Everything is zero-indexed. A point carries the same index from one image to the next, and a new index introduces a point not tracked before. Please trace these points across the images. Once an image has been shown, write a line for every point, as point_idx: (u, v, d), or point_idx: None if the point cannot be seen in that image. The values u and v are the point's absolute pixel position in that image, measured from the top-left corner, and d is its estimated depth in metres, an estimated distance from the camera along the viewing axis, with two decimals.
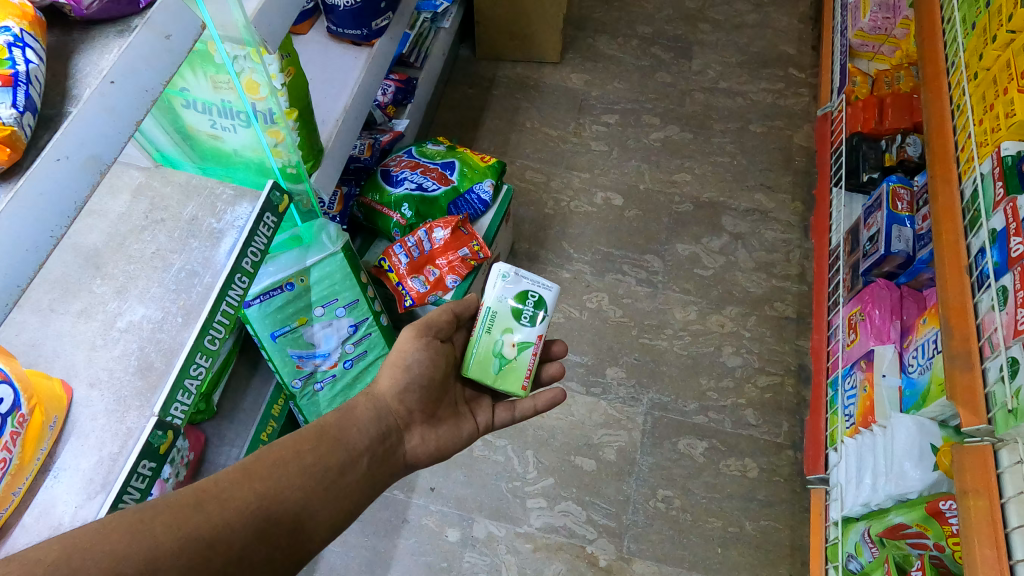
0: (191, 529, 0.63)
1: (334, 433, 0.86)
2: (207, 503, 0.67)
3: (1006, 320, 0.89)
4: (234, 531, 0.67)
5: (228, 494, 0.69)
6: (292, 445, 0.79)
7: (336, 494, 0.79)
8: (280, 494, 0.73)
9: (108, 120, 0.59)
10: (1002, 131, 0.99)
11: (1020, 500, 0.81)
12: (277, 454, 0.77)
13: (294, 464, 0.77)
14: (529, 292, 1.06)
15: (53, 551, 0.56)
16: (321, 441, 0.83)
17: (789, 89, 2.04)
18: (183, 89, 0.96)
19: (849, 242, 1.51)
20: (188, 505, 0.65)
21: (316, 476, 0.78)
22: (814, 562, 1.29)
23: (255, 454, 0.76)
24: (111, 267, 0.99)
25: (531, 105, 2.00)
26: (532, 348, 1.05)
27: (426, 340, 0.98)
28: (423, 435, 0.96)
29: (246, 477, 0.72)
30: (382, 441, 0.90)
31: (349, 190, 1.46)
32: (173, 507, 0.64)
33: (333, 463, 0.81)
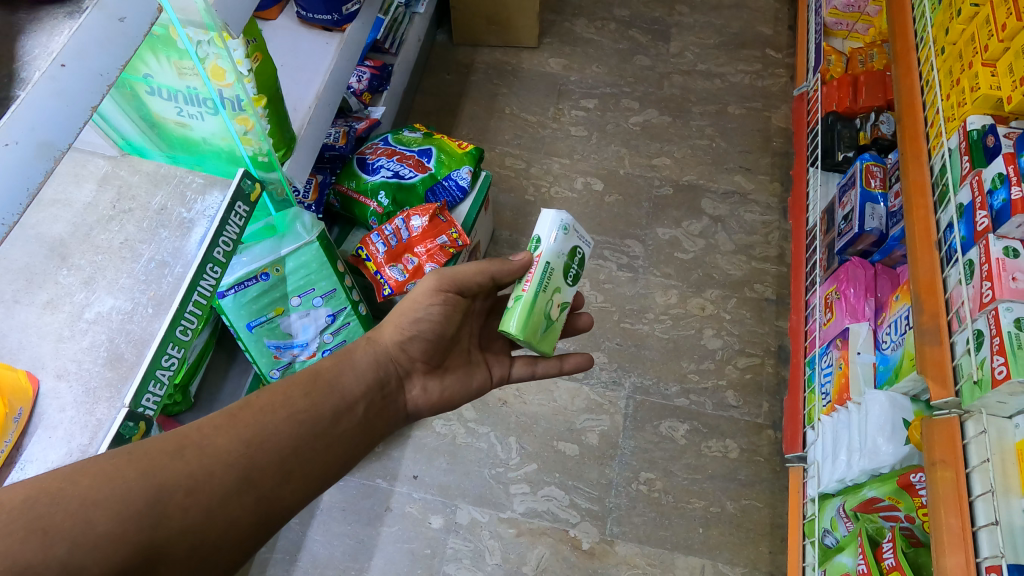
0: (166, 478, 0.64)
1: (329, 378, 0.85)
2: (187, 451, 0.67)
3: (973, 294, 0.90)
4: (214, 478, 0.67)
5: (209, 441, 0.69)
6: (284, 390, 0.78)
7: (328, 442, 0.79)
8: (265, 439, 0.73)
9: (60, 103, 0.57)
10: (969, 105, 0.99)
11: (983, 469, 0.83)
12: (268, 401, 0.76)
13: (283, 409, 0.77)
14: (578, 249, 0.95)
15: (20, 494, 0.57)
16: (314, 391, 0.82)
17: (767, 70, 2.04)
18: (146, 75, 0.95)
19: (825, 221, 1.52)
20: (165, 453, 0.66)
21: (305, 424, 0.78)
22: (792, 538, 1.31)
23: (244, 399, 0.76)
24: (78, 258, 0.98)
25: (509, 90, 1.99)
26: (570, 308, 0.95)
27: (445, 296, 0.93)
28: (425, 385, 0.96)
29: (231, 422, 0.72)
30: (379, 388, 0.90)
31: (324, 178, 1.45)
32: (150, 455, 0.65)
33: (326, 411, 0.81)
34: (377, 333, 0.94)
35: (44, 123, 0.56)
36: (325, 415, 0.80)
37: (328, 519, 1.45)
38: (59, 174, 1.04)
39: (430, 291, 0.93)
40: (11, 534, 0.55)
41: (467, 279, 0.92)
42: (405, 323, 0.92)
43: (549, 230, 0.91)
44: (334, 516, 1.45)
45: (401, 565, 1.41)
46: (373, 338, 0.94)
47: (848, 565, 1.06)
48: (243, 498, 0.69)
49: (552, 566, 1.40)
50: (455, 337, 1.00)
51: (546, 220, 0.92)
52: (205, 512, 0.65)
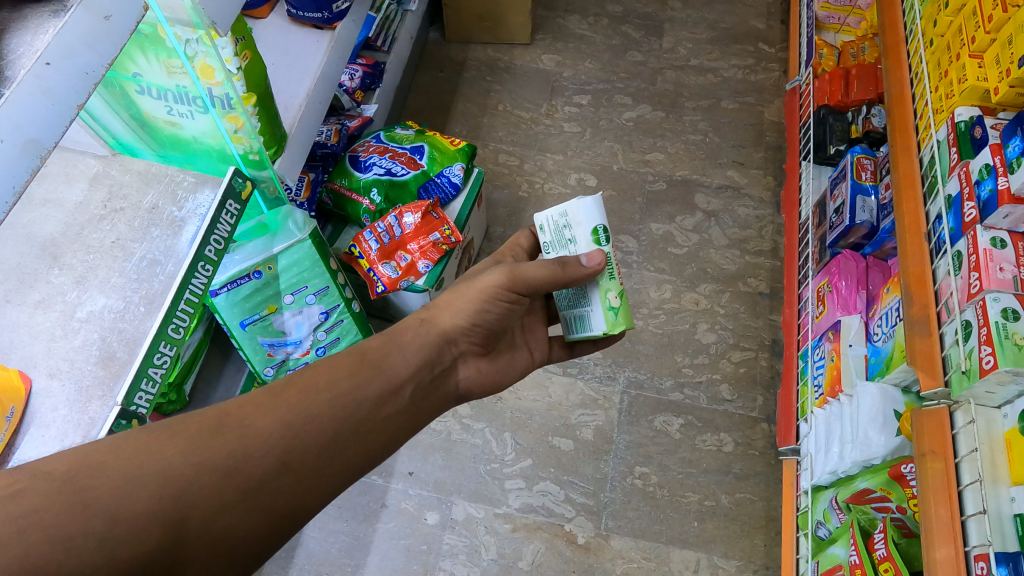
0: (207, 458, 0.61)
1: (377, 358, 0.81)
2: (228, 429, 0.64)
3: (961, 285, 0.90)
4: (254, 462, 0.64)
5: (250, 422, 0.66)
6: (329, 369, 0.75)
7: (367, 431, 0.75)
8: (308, 424, 0.70)
9: (47, 101, 0.57)
10: (956, 97, 1.00)
11: (972, 459, 0.83)
12: (313, 380, 0.73)
13: (327, 390, 0.73)
14: None
15: (61, 467, 0.55)
16: (359, 372, 0.78)
17: (759, 65, 2.04)
18: (135, 74, 0.95)
19: (817, 215, 1.52)
20: (206, 430, 0.63)
21: (350, 407, 0.74)
22: (785, 530, 1.31)
23: (287, 376, 0.73)
24: (69, 257, 0.98)
25: (502, 87, 1.99)
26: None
27: (511, 296, 0.86)
28: (477, 366, 0.95)
29: (273, 403, 0.68)
30: (430, 368, 0.86)
31: (317, 175, 1.47)
32: (191, 432, 0.62)
33: (372, 393, 0.77)
34: (436, 314, 0.89)
35: (30, 122, 0.55)
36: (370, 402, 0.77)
37: (324, 516, 1.45)
38: (50, 174, 1.04)
39: (496, 287, 0.85)
40: (51, 506, 0.52)
41: (535, 283, 0.82)
42: (470, 310, 0.88)
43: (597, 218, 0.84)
44: (330, 513, 1.46)
45: (397, 562, 1.41)
46: (432, 320, 0.89)
47: (840, 556, 1.06)
48: (282, 482, 0.65)
49: (547, 561, 1.41)
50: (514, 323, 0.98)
51: (593, 208, 0.83)
52: (242, 494, 0.62)
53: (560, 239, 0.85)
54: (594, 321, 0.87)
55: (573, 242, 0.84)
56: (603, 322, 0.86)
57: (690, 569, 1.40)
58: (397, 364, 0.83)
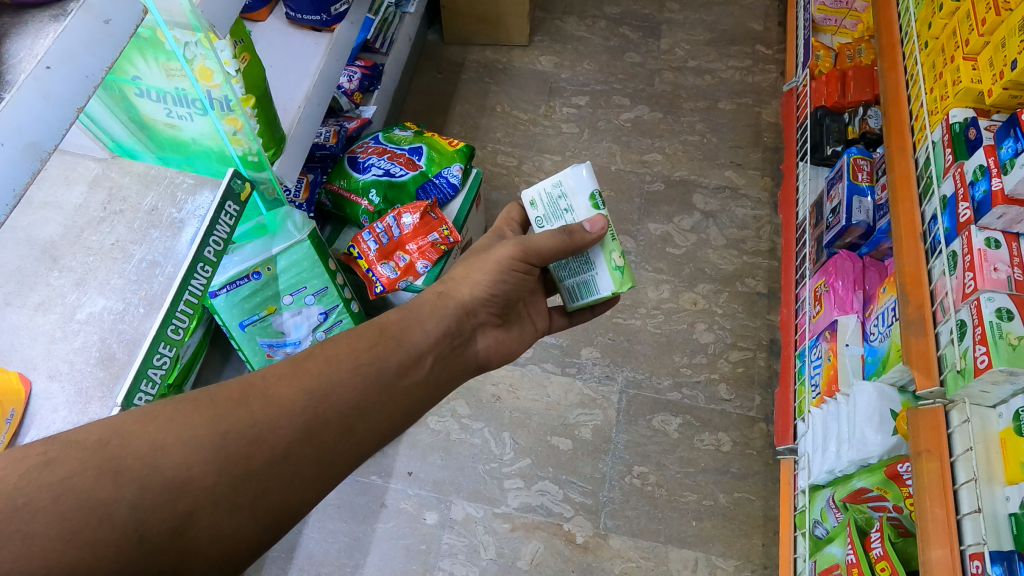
0: (231, 426, 0.62)
1: (396, 331, 0.81)
2: (251, 399, 0.64)
3: (956, 285, 0.91)
4: (279, 429, 0.64)
5: (273, 390, 0.66)
6: (348, 342, 0.75)
7: (388, 401, 0.75)
8: (330, 392, 0.70)
9: (47, 105, 0.57)
10: (951, 99, 1.00)
11: (967, 458, 0.84)
12: (333, 351, 0.73)
13: (348, 360, 0.73)
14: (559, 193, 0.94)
15: (93, 436, 0.56)
16: (377, 344, 0.78)
17: (757, 66, 2.05)
18: (135, 77, 0.95)
19: (814, 215, 1.53)
20: (231, 400, 0.63)
21: (369, 377, 0.74)
22: (783, 530, 1.32)
23: (307, 350, 0.73)
24: (69, 259, 0.98)
25: (500, 88, 2.00)
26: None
27: (523, 266, 0.89)
28: (493, 337, 0.96)
29: (295, 372, 0.69)
30: (449, 340, 0.86)
31: (316, 177, 1.47)
32: (216, 401, 0.63)
33: (391, 363, 0.77)
34: (451, 287, 0.90)
35: (31, 125, 0.56)
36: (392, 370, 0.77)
37: (323, 516, 1.46)
38: (50, 177, 1.05)
39: (508, 258, 0.88)
40: (85, 472, 0.53)
41: (544, 252, 0.84)
42: (485, 281, 0.89)
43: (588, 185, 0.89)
44: (330, 513, 1.46)
45: (397, 562, 1.42)
46: (448, 293, 0.90)
47: (838, 556, 1.07)
48: (306, 448, 0.65)
49: (547, 560, 1.41)
50: (528, 293, 1.00)
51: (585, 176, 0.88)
52: (269, 462, 0.62)
53: (556, 210, 0.89)
54: (600, 284, 0.89)
55: (570, 211, 0.88)
56: (611, 284, 0.88)
57: (689, 568, 1.40)
58: (417, 335, 0.83)
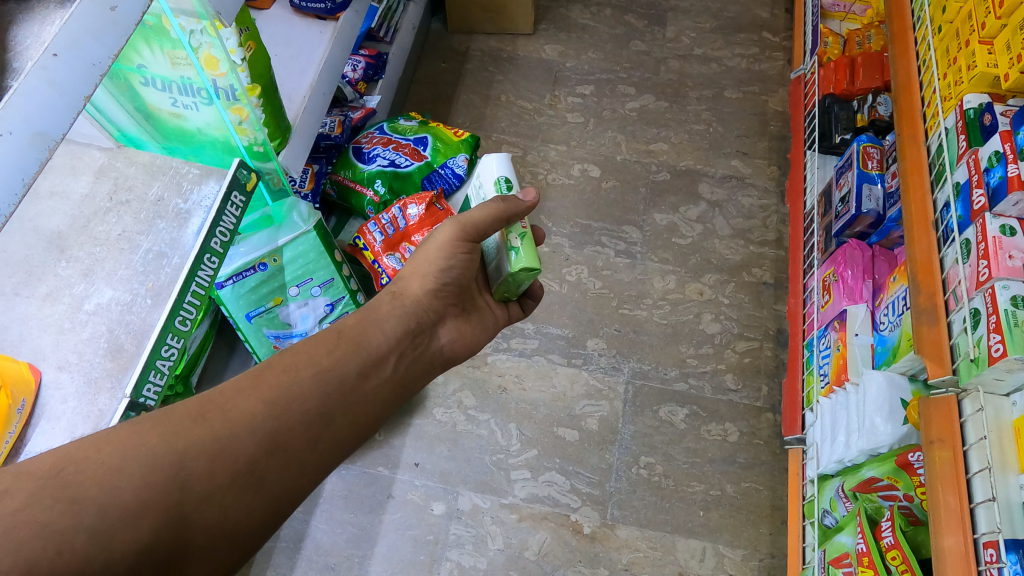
0: (191, 442, 0.64)
1: (355, 334, 0.84)
2: (210, 414, 0.67)
3: (970, 273, 0.90)
4: (241, 441, 0.67)
5: (233, 405, 0.69)
6: (307, 350, 0.77)
7: (351, 408, 0.78)
8: (291, 403, 0.72)
9: (54, 93, 0.56)
10: (965, 84, 0.99)
11: (981, 447, 0.84)
12: (291, 360, 0.75)
13: (307, 368, 0.76)
14: None
15: (46, 464, 0.57)
16: (336, 349, 0.80)
17: (763, 54, 2.03)
18: (140, 66, 0.93)
19: (822, 204, 1.52)
20: (189, 417, 0.66)
21: (330, 383, 0.77)
22: (792, 520, 1.32)
23: (267, 360, 0.75)
24: (76, 250, 0.98)
25: (505, 77, 1.99)
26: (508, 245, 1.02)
27: (467, 245, 0.92)
28: (456, 328, 0.97)
29: (254, 385, 0.71)
30: (411, 337, 0.89)
31: (320, 167, 1.44)
32: (173, 420, 0.65)
33: (351, 369, 0.80)
34: (402, 284, 0.93)
35: (39, 113, 0.55)
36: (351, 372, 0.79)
37: (330, 507, 1.46)
38: (56, 166, 1.04)
39: (450, 241, 0.92)
40: (38, 503, 0.54)
41: (483, 226, 0.89)
42: (434, 271, 0.92)
43: (504, 172, 1.00)
44: (337, 504, 1.46)
45: (405, 552, 1.42)
46: (400, 290, 0.92)
47: (848, 545, 1.07)
48: (271, 461, 0.69)
49: (554, 550, 1.42)
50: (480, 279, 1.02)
51: (498, 165, 1.01)
52: (232, 475, 0.65)
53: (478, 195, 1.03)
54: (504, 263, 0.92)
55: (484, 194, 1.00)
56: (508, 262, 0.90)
57: (697, 558, 1.41)
58: (374, 335, 0.85)
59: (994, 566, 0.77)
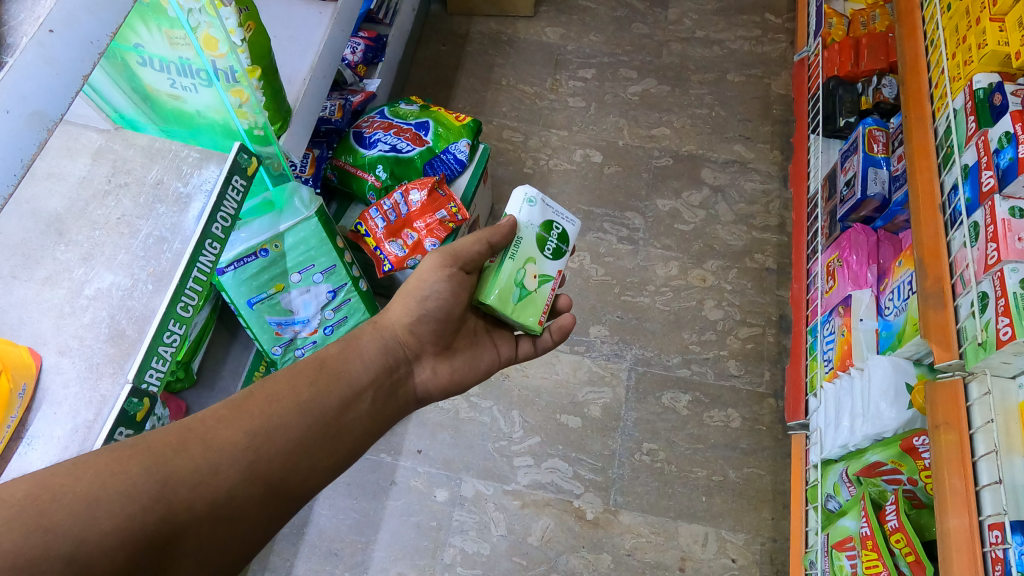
0: (171, 474, 0.66)
1: (336, 366, 0.87)
2: (190, 445, 0.69)
3: (977, 256, 0.89)
4: (220, 475, 0.69)
5: (213, 434, 0.71)
6: (288, 380, 0.79)
7: (331, 435, 0.80)
8: (270, 436, 0.75)
9: (49, 71, 0.55)
10: (975, 64, 0.98)
11: (987, 430, 0.84)
12: (273, 391, 0.78)
13: (289, 400, 0.78)
14: (553, 224, 0.98)
15: (21, 492, 0.57)
16: (318, 380, 0.83)
17: (766, 36, 2.01)
18: (137, 45, 0.92)
19: (827, 188, 1.51)
20: (170, 446, 0.67)
21: (312, 415, 0.79)
22: (795, 505, 1.33)
23: (248, 389, 0.77)
24: (74, 233, 0.97)
25: (506, 61, 1.97)
26: (552, 282, 0.98)
27: (448, 271, 0.92)
28: (435, 367, 0.97)
29: (236, 415, 0.74)
30: (389, 373, 0.91)
31: (321, 152, 1.43)
32: (153, 449, 0.66)
33: (333, 402, 0.83)
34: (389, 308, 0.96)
35: (35, 92, 0.54)
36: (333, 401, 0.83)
37: (333, 493, 1.46)
38: (52, 147, 1.03)
39: (433, 268, 0.92)
40: (13, 531, 0.55)
41: (465, 252, 0.92)
42: (413, 303, 0.93)
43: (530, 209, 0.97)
44: (340, 491, 1.46)
45: (408, 538, 1.43)
46: (384, 317, 0.95)
47: (851, 528, 1.08)
48: (249, 489, 0.71)
49: (557, 536, 1.42)
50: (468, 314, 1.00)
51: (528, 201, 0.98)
52: (211, 506, 0.68)
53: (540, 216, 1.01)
54: None
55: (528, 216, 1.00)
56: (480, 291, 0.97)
57: (699, 542, 1.41)
58: (353, 366, 0.88)
59: (999, 547, 0.77)
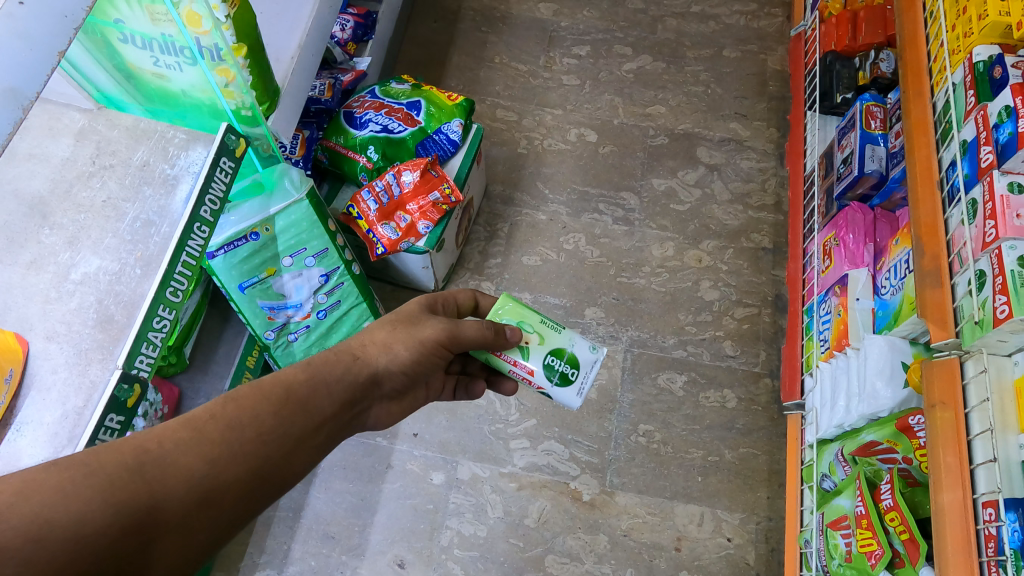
0: (125, 498, 0.58)
1: (302, 395, 0.75)
2: (147, 469, 0.61)
3: (975, 234, 0.88)
4: (177, 498, 0.61)
5: (173, 458, 0.62)
6: (253, 400, 0.71)
7: (295, 456, 0.72)
8: (232, 461, 0.66)
9: (22, 47, 0.54)
10: (975, 35, 0.96)
11: (983, 409, 0.84)
12: (237, 412, 0.69)
13: (252, 426, 0.69)
14: (573, 371, 0.93)
15: None
16: (288, 404, 0.73)
17: (763, 10, 1.98)
18: (118, 21, 0.89)
19: (823, 166, 1.49)
20: (126, 468, 0.60)
21: (276, 442, 0.70)
22: (790, 484, 1.33)
23: (212, 405, 0.69)
24: (59, 216, 0.96)
25: (498, 38, 1.93)
26: (513, 362, 0.92)
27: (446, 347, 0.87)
28: (385, 405, 0.90)
29: (196, 438, 0.65)
30: (350, 407, 0.81)
31: (311, 133, 1.42)
32: (108, 470, 0.59)
33: (299, 429, 0.73)
34: (374, 339, 0.85)
35: (9, 68, 0.53)
36: (302, 423, 0.74)
37: (329, 477, 1.46)
38: (33, 128, 1.01)
39: (434, 340, 0.86)
40: None
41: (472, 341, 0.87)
42: (405, 357, 0.85)
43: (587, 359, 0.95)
44: (336, 474, 1.46)
45: (405, 521, 1.43)
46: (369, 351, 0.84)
47: (846, 508, 1.08)
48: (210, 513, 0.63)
49: (553, 518, 1.43)
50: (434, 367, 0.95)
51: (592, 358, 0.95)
52: (167, 532, 0.60)
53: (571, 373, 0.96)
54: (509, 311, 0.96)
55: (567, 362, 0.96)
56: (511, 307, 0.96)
57: (695, 522, 1.42)
58: (321, 392, 0.78)
59: (992, 524, 0.78)
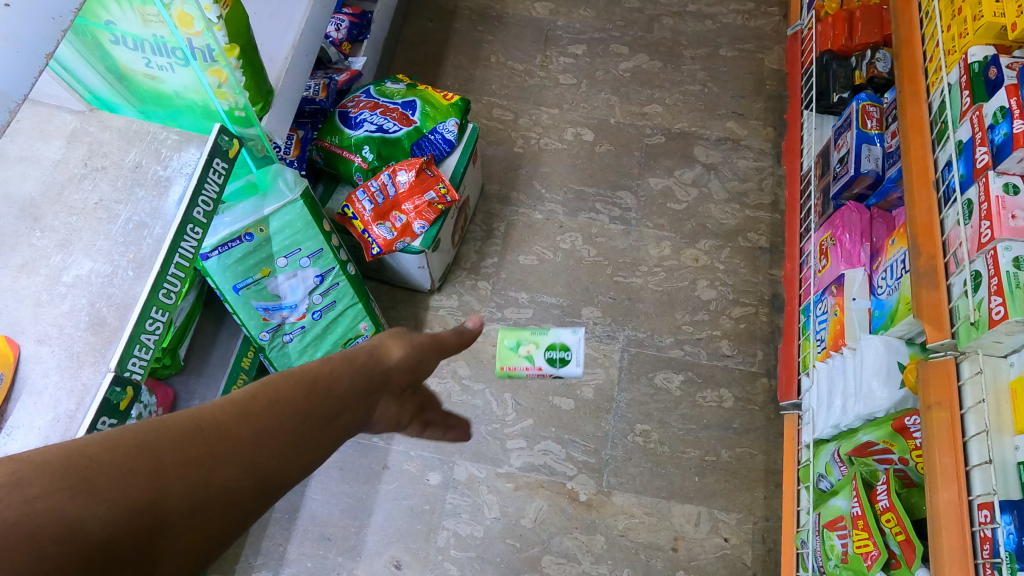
0: (186, 459, 0.59)
1: (324, 373, 0.75)
2: (205, 433, 0.61)
3: (971, 234, 0.88)
4: (234, 462, 0.61)
5: (228, 427, 0.63)
6: (290, 383, 0.70)
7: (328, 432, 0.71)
8: (276, 434, 0.65)
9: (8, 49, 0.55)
10: (971, 36, 0.96)
11: (978, 410, 0.83)
12: (278, 391, 0.69)
13: (292, 403, 0.69)
14: None
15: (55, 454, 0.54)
16: (308, 398, 0.71)
17: (759, 8, 1.97)
18: (108, 23, 0.88)
19: (820, 165, 1.49)
20: (186, 433, 0.60)
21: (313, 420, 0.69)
22: (786, 483, 1.33)
23: (256, 385, 0.69)
24: (50, 218, 0.95)
25: (494, 37, 1.93)
26: None
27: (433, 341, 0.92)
28: (390, 407, 0.84)
29: (243, 412, 0.65)
30: (365, 399, 0.78)
31: (306, 133, 1.43)
32: (171, 432, 0.60)
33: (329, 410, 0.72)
34: (381, 342, 0.86)
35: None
36: (323, 414, 0.71)
37: (325, 478, 1.46)
38: (24, 130, 1.00)
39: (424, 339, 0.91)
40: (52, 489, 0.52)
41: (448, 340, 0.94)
42: (406, 349, 0.88)
43: None
44: (332, 475, 1.46)
45: (401, 522, 1.43)
46: (379, 349, 0.85)
47: (843, 508, 1.08)
48: (262, 479, 0.63)
49: (550, 518, 1.42)
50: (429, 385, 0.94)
51: None
52: (223, 493, 0.59)
53: None
54: None
55: None
56: None
57: (692, 522, 1.42)
58: (343, 383, 0.76)
59: (988, 526, 0.78)
